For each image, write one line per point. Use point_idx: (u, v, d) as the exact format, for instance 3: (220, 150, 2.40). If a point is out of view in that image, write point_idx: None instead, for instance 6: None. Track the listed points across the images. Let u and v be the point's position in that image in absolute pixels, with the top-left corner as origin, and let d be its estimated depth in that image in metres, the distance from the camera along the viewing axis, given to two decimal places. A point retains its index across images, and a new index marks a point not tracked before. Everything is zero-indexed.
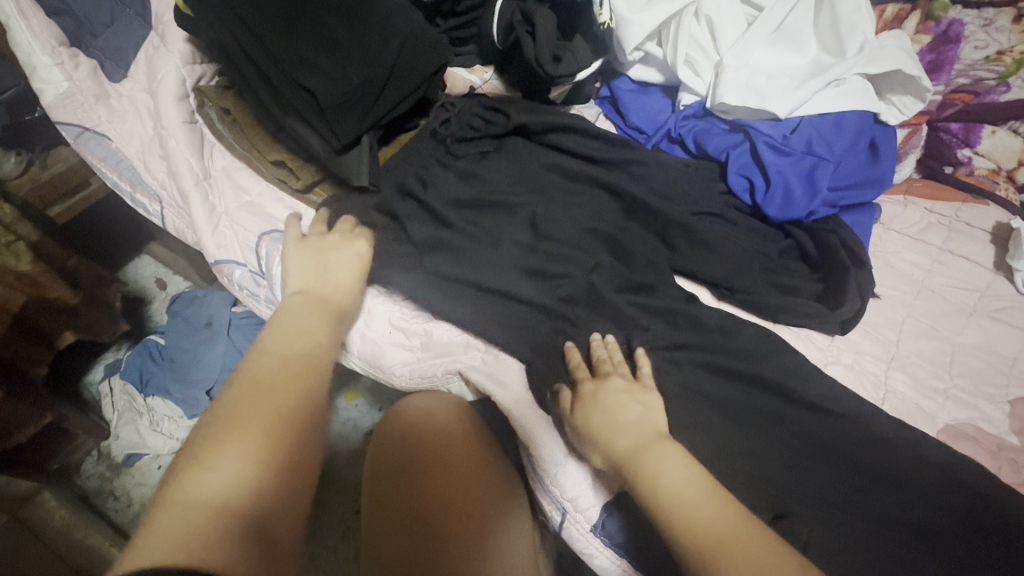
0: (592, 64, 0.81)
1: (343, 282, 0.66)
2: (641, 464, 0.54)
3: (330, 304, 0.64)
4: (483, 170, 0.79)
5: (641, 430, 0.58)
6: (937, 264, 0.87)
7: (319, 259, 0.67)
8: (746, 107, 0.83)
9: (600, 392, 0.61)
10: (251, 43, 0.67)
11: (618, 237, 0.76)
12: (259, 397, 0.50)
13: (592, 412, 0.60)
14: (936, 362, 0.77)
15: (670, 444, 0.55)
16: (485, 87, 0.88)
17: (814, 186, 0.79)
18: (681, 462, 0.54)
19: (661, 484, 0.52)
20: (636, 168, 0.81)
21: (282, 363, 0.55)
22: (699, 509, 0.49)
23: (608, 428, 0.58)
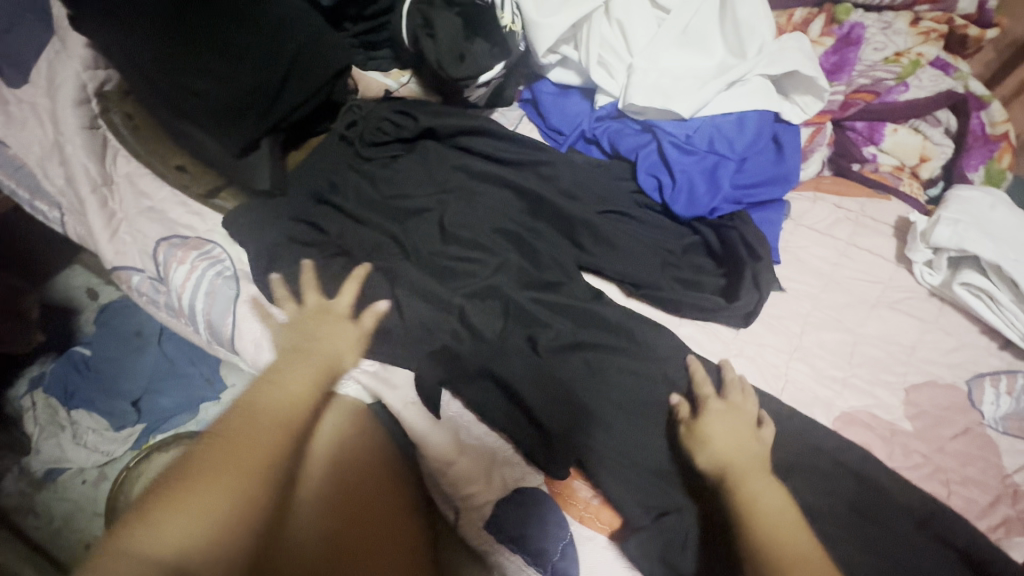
0: (494, 67, 0.83)
1: (342, 355, 0.62)
2: (739, 481, 0.57)
3: (325, 363, 0.59)
4: (392, 173, 0.80)
5: (745, 450, 0.60)
6: (845, 257, 0.89)
7: (312, 321, 0.63)
8: (654, 108, 0.85)
9: (726, 413, 0.63)
10: (140, 48, 0.67)
11: (525, 237, 0.78)
12: (239, 448, 0.46)
13: (713, 422, 0.62)
14: (838, 352, 0.80)
15: (768, 475, 0.58)
16: (403, 90, 0.88)
17: (717, 184, 0.81)
18: (777, 495, 0.57)
19: (760, 504, 0.55)
20: (544, 168, 0.82)
21: (268, 415, 0.50)
22: (793, 535, 0.53)
23: (718, 444, 0.60)
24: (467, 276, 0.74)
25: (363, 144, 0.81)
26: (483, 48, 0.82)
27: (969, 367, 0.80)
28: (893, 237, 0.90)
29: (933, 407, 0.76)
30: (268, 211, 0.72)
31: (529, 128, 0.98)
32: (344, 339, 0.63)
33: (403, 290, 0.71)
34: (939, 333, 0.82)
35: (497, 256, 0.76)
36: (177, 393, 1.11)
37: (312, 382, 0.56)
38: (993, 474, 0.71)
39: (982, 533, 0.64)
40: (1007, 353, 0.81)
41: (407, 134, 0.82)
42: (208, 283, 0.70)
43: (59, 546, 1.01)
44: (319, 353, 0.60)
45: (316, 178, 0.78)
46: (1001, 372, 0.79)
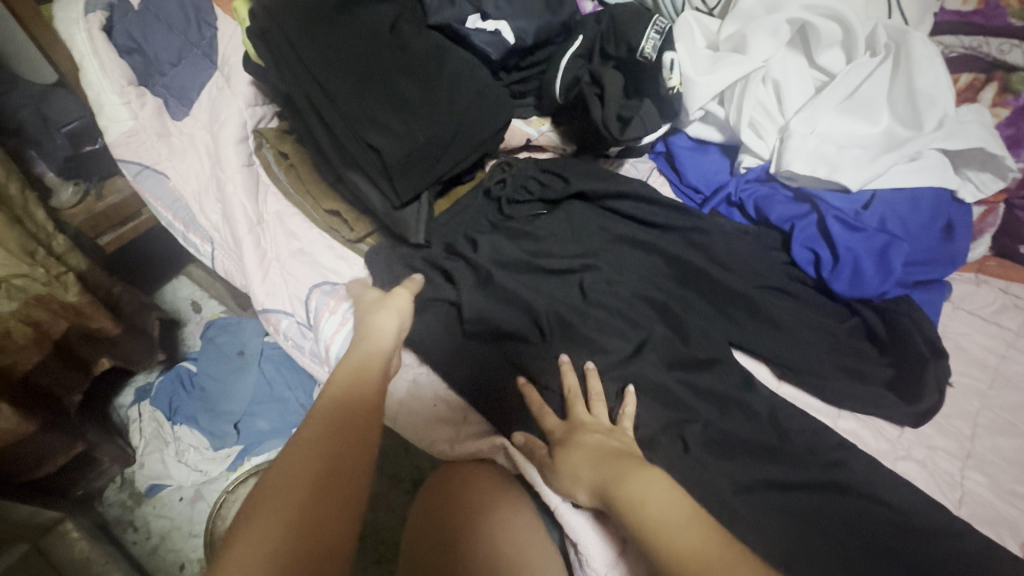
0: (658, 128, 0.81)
1: (383, 335, 0.62)
2: (624, 494, 0.52)
3: (375, 365, 0.59)
4: (538, 231, 0.77)
5: (612, 459, 0.55)
6: (1013, 350, 0.82)
7: (358, 305, 0.66)
8: (814, 176, 0.80)
9: (585, 433, 0.59)
10: (322, 98, 0.68)
11: (675, 306, 0.73)
12: (293, 478, 0.48)
13: (574, 453, 0.57)
14: (1018, 463, 0.72)
15: (651, 471, 0.53)
16: (541, 139, 0.87)
17: (888, 265, 0.74)
18: (662, 485, 0.52)
19: (643, 511, 0.49)
20: (697, 237, 0.78)
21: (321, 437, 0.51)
22: (677, 539, 0.46)
23: (587, 470, 0.56)
24: (614, 349, 0.67)
25: (508, 202, 0.79)
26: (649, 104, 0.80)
27: None
28: None
29: None
30: (415, 268, 0.71)
31: (662, 182, 0.96)
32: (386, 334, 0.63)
33: (542, 368, 0.66)
34: None
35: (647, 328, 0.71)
36: (274, 416, 1.11)
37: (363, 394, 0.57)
38: None
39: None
40: None
41: (556, 197, 0.79)
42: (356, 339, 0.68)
43: (155, 563, 1.03)
44: (370, 344, 0.61)
45: (456, 236, 0.75)
46: None
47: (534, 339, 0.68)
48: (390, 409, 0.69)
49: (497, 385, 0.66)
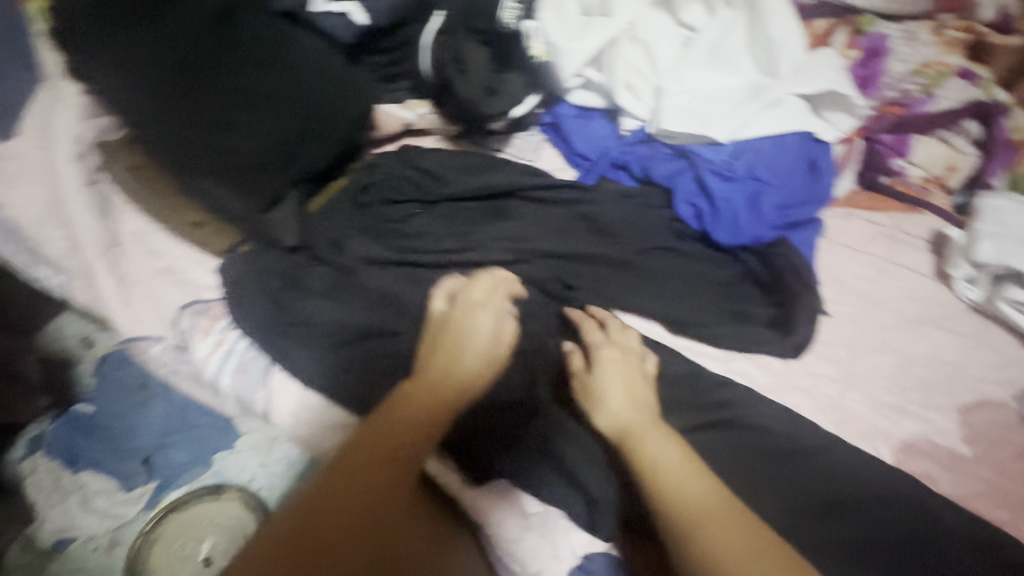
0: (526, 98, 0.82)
1: (460, 375, 0.59)
2: (638, 443, 0.56)
3: (431, 408, 0.56)
4: (416, 230, 0.73)
5: (639, 408, 0.60)
6: (883, 275, 0.88)
7: (445, 338, 0.61)
8: (689, 133, 0.83)
9: (620, 360, 0.64)
10: (162, 102, 0.65)
11: (567, 276, 0.73)
12: (315, 497, 0.48)
13: (605, 384, 0.61)
14: (889, 377, 0.79)
15: (664, 428, 0.58)
16: (421, 121, 0.85)
17: (759, 211, 0.79)
18: (673, 445, 0.56)
19: (652, 465, 0.54)
20: (581, 208, 0.77)
21: (351, 456, 0.51)
22: (681, 483, 0.52)
23: (614, 402, 0.60)
24: None
25: (380, 204, 0.75)
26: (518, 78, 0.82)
27: (1018, 385, 0.79)
28: (929, 252, 0.89)
29: (988, 428, 0.75)
30: (282, 272, 0.67)
31: (553, 154, 0.96)
32: (471, 382, 0.59)
33: None
34: (984, 348, 0.82)
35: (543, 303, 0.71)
36: (190, 445, 1.05)
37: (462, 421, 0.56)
38: None
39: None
40: None
41: (431, 195, 0.75)
42: (236, 358, 0.65)
43: None
44: (428, 376, 0.58)
45: (327, 237, 0.71)
46: None
47: (423, 330, 0.65)
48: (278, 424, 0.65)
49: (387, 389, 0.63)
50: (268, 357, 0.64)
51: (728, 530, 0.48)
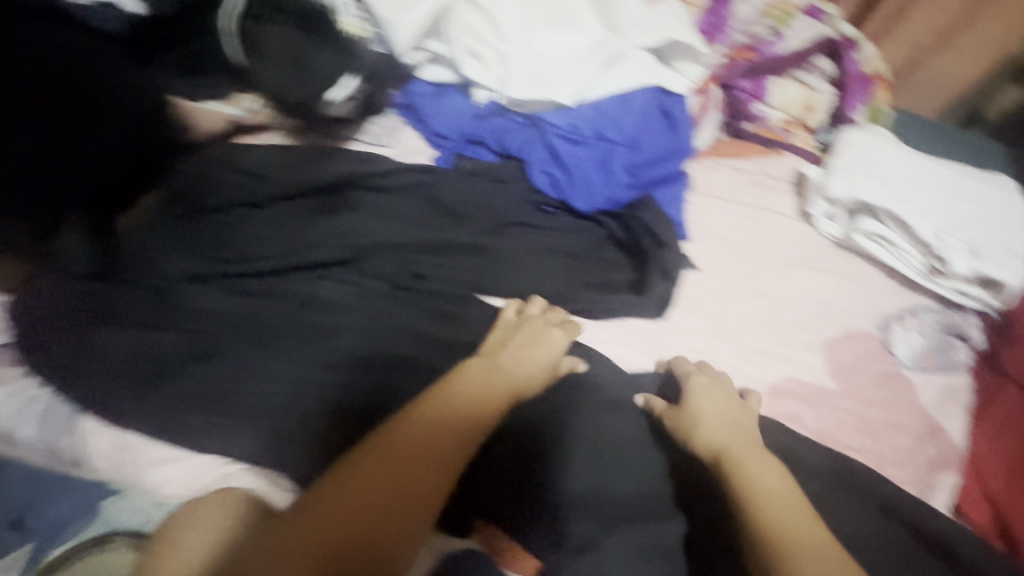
0: (344, 81, 0.80)
1: (530, 376, 0.61)
2: (737, 463, 0.56)
3: (508, 394, 0.58)
4: (244, 237, 0.67)
5: (736, 427, 0.60)
6: (752, 221, 0.88)
7: (521, 334, 0.64)
8: (538, 101, 0.79)
9: (710, 386, 0.64)
10: None
11: (415, 267, 0.69)
12: (399, 459, 0.48)
13: (699, 399, 0.63)
14: (758, 323, 0.79)
15: (770, 456, 0.57)
16: (254, 117, 0.78)
17: (610, 172, 0.77)
18: (777, 473, 0.55)
19: (760, 488, 0.53)
20: (425, 190, 0.73)
21: (434, 428, 0.51)
22: (786, 515, 0.51)
23: (711, 420, 0.60)
24: (348, 330, 0.64)
25: (201, 212, 0.68)
26: (330, 51, 0.79)
27: (879, 313, 0.81)
28: (793, 193, 0.90)
29: (851, 359, 0.77)
30: (76, 303, 0.60)
31: (412, 137, 0.89)
32: (541, 370, 0.62)
33: (268, 373, 0.60)
34: (848, 283, 0.84)
35: (390, 298, 0.67)
36: None
37: (495, 408, 0.56)
38: (913, 415, 0.73)
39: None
40: (911, 291, 0.83)
41: (258, 196, 0.69)
42: (38, 407, 0.58)
43: None
44: (508, 377, 0.59)
45: (135, 257, 0.64)
46: (907, 312, 0.81)
47: (255, 346, 0.61)
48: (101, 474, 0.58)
49: (218, 417, 0.57)
50: (77, 402, 0.58)
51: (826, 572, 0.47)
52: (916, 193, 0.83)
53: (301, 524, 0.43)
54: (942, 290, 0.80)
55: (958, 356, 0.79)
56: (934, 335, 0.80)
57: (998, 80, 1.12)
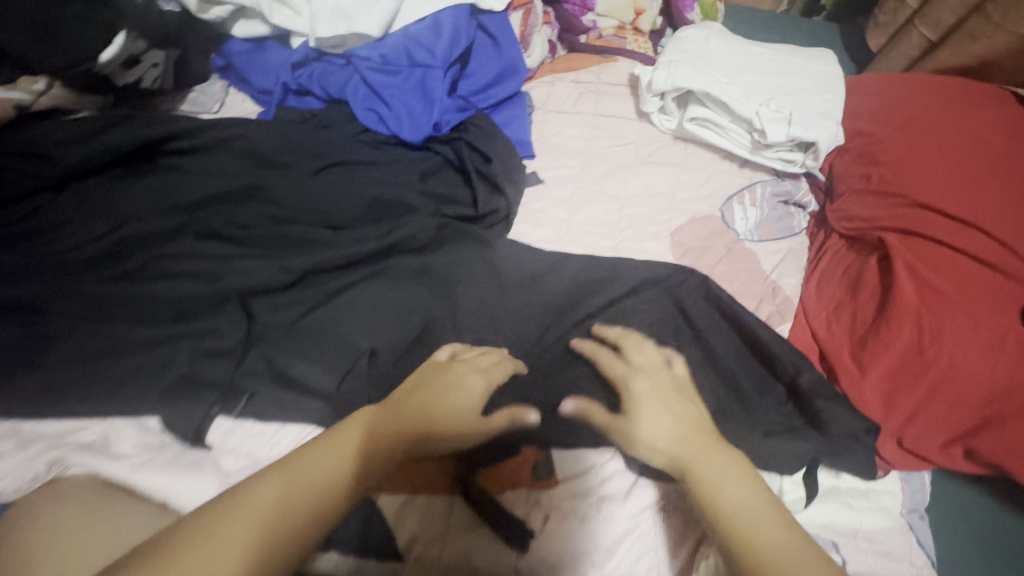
0: (115, 40, 0.71)
1: (439, 420, 0.52)
2: (695, 474, 0.48)
3: (409, 442, 0.51)
4: (50, 222, 0.64)
5: (695, 433, 0.50)
6: (596, 129, 0.90)
7: (430, 382, 0.56)
8: (342, 36, 0.76)
9: (653, 390, 0.55)
10: None
11: (235, 219, 0.67)
12: (245, 541, 0.39)
13: (643, 409, 0.53)
14: (606, 222, 0.82)
15: (740, 462, 0.48)
16: (43, 100, 0.71)
17: (430, 96, 0.76)
18: (743, 477, 0.47)
19: (720, 500, 0.46)
20: (238, 143, 0.70)
21: (297, 492, 0.43)
22: (772, 540, 0.42)
23: (657, 438, 0.51)
24: (179, 296, 0.62)
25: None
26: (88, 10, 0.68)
27: (721, 194, 0.85)
28: (630, 95, 0.93)
29: (695, 241, 0.81)
30: None
31: (240, 100, 0.87)
32: (468, 402, 0.54)
33: (95, 349, 0.58)
34: (691, 171, 0.87)
35: (217, 256, 0.65)
36: None
37: (378, 462, 0.48)
38: (755, 280, 0.77)
39: (766, 331, 0.67)
40: (747, 169, 0.87)
41: (52, 177, 0.64)
42: None
43: None
44: (407, 416, 0.52)
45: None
46: (744, 189, 0.85)
47: (77, 322, 0.59)
48: None
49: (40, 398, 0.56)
50: None
51: None
52: (736, 76, 0.86)
53: None
54: (769, 161, 0.85)
55: (795, 223, 0.84)
56: (771, 207, 0.84)
57: None
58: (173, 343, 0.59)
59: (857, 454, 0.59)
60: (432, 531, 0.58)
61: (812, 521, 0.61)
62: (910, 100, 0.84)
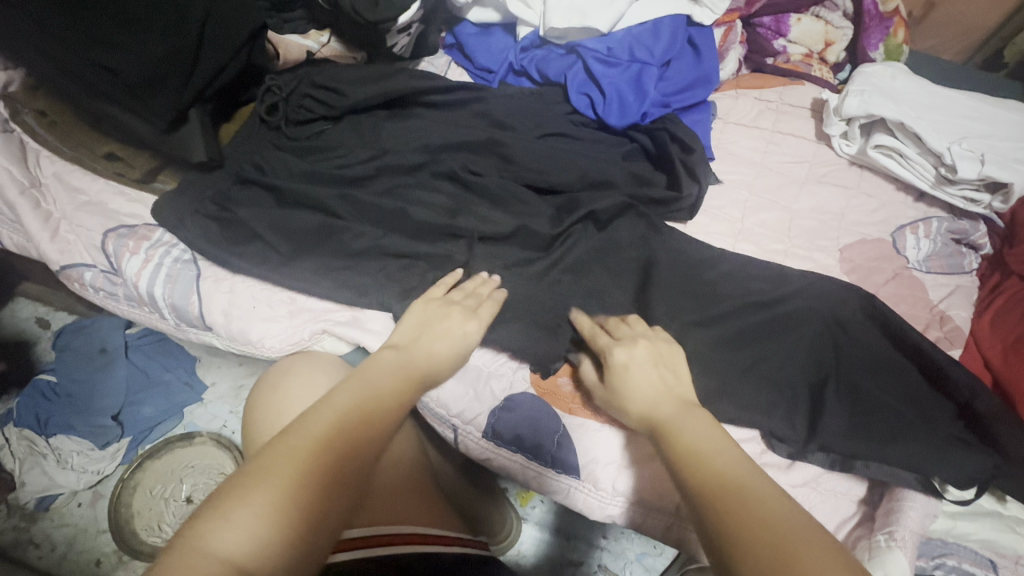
0: (411, 8, 0.83)
1: (438, 365, 0.59)
2: (669, 430, 0.51)
3: (419, 379, 0.56)
4: (325, 144, 0.79)
5: (662, 397, 0.55)
6: (773, 144, 0.95)
7: (433, 322, 0.62)
8: (573, 28, 0.88)
9: (632, 358, 0.59)
10: (61, 23, 0.66)
11: (470, 165, 0.79)
12: (318, 446, 0.44)
13: (630, 372, 0.58)
14: (777, 228, 0.86)
15: (699, 411, 0.52)
16: (325, 50, 0.87)
17: (643, 89, 0.86)
18: (709, 427, 0.50)
19: (679, 443, 0.49)
20: (476, 106, 0.85)
21: (350, 412, 0.48)
22: (716, 460, 0.46)
23: (637, 397, 0.56)
24: (424, 218, 0.73)
25: (287, 123, 0.79)
26: None
27: (893, 222, 0.87)
28: (811, 118, 0.98)
29: (864, 260, 0.84)
30: (206, 193, 0.73)
31: (460, 73, 0.99)
32: (455, 346, 0.62)
33: (358, 247, 0.71)
34: (864, 196, 0.90)
35: (452, 194, 0.77)
36: (159, 401, 1.07)
37: (404, 389, 0.54)
38: (922, 306, 0.79)
39: (938, 352, 0.69)
40: (922, 204, 0.89)
41: (335, 108, 0.80)
42: (166, 269, 0.70)
43: (67, 569, 0.95)
44: (419, 361, 0.58)
45: (239, 160, 0.76)
46: (919, 220, 0.87)
47: (347, 223, 0.72)
48: (215, 324, 0.69)
49: (313, 279, 0.69)
50: (200, 250, 0.71)
51: (788, 512, 0.41)
52: (927, 112, 0.89)
53: (223, 526, 0.37)
54: (950, 197, 0.87)
55: (967, 262, 0.85)
56: (944, 242, 0.86)
57: (1017, 22, 1.18)
58: (416, 256, 0.71)
59: None
60: (608, 455, 0.65)
61: (972, 534, 0.63)
62: None
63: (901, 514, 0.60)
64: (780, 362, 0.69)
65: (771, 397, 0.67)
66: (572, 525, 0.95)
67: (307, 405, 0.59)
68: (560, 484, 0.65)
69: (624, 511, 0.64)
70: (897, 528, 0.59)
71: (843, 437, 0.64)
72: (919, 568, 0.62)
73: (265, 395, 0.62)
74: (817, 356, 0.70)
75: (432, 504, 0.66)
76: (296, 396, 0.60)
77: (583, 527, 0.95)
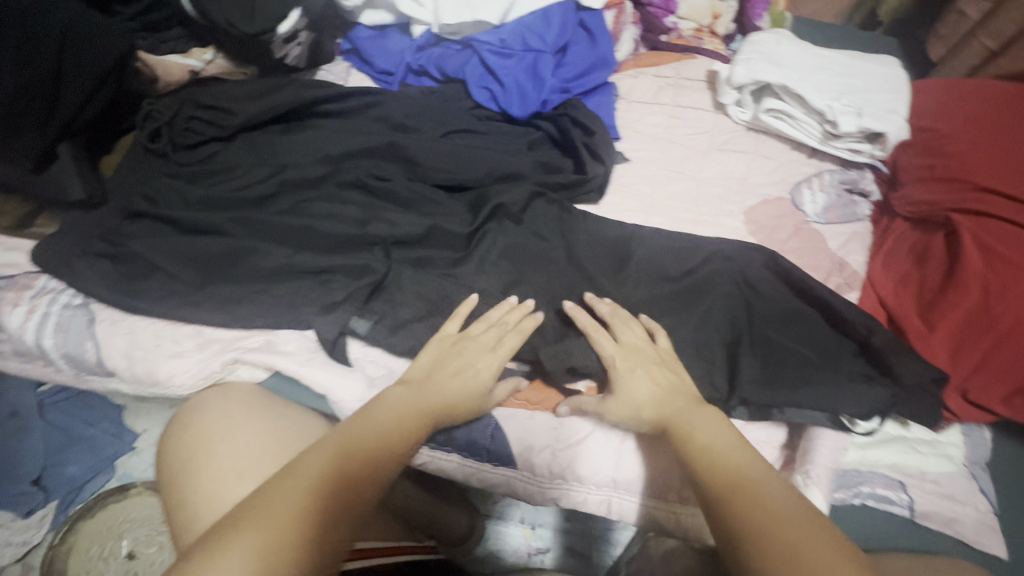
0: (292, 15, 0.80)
1: (454, 403, 0.59)
2: (685, 431, 0.55)
3: (427, 416, 0.56)
4: (220, 166, 0.75)
5: (672, 398, 0.59)
6: (675, 118, 0.99)
7: (449, 355, 0.62)
8: (467, 22, 0.89)
9: (635, 365, 0.62)
10: None
11: (375, 171, 0.77)
12: (314, 487, 0.44)
13: (636, 377, 0.60)
14: (686, 198, 0.89)
15: (707, 410, 0.57)
16: (210, 67, 0.84)
17: (540, 77, 0.88)
18: (720, 426, 0.55)
19: (695, 441, 0.54)
20: (375, 110, 0.84)
21: (345, 450, 0.48)
22: (731, 458, 0.50)
23: (646, 402, 0.59)
24: (331, 231, 0.72)
25: (178, 150, 0.76)
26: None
27: (790, 180, 0.92)
28: (706, 89, 1.03)
29: (767, 220, 0.88)
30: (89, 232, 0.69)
31: (360, 78, 0.97)
32: (474, 379, 0.61)
33: (264, 268, 0.68)
34: (762, 158, 0.95)
35: (361, 203, 0.75)
36: (85, 457, 1.00)
37: (409, 425, 0.54)
38: (823, 256, 0.84)
39: (834, 297, 0.73)
40: (815, 159, 0.95)
41: (227, 128, 0.77)
42: (55, 318, 0.66)
43: None
44: (433, 397, 0.58)
45: (126, 193, 0.72)
46: (812, 176, 0.93)
47: (253, 246, 0.69)
48: (117, 368, 0.66)
49: (217, 308, 0.66)
50: (88, 293, 0.66)
51: (792, 507, 0.45)
52: (810, 74, 0.95)
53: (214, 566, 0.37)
54: (838, 151, 0.93)
55: (860, 210, 0.90)
56: (838, 193, 0.91)
57: None
58: (325, 270, 0.69)
59: (927, 400, 0.67)
60: (544, 441, 0.66)
61: (882, 460, 0.68)
62: (966, 106, 0.93)
63: (814, 453, 0.65)
64: (696, 326, 0.72)
65: (690, 361, 0.70)
66: (533, 514, 0.96)
67: (226, 440, 0.56)
68: (498, 477, 0.66)
69: (563, 492, 0.65)
70: (811, 467, 0.63)
71: (760, 391, 0.67)
72: (840, 499, 0.68)
73: (178, 436, 0.59)
74: (730, 316, 0.73)
75: (376, 520, 0.65)
76: (211, 430, 0.58)
77: (543, 513, 0.96)
